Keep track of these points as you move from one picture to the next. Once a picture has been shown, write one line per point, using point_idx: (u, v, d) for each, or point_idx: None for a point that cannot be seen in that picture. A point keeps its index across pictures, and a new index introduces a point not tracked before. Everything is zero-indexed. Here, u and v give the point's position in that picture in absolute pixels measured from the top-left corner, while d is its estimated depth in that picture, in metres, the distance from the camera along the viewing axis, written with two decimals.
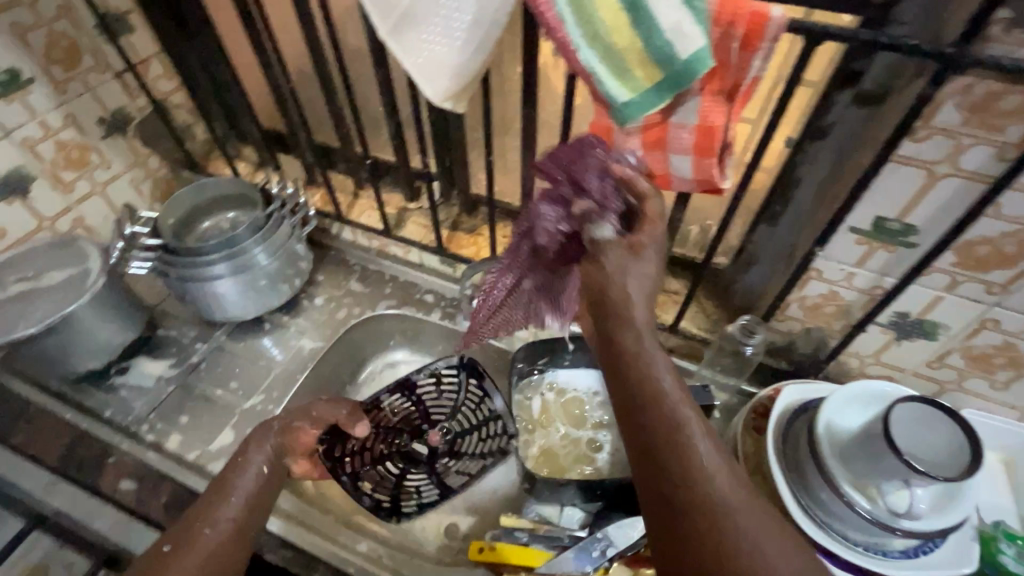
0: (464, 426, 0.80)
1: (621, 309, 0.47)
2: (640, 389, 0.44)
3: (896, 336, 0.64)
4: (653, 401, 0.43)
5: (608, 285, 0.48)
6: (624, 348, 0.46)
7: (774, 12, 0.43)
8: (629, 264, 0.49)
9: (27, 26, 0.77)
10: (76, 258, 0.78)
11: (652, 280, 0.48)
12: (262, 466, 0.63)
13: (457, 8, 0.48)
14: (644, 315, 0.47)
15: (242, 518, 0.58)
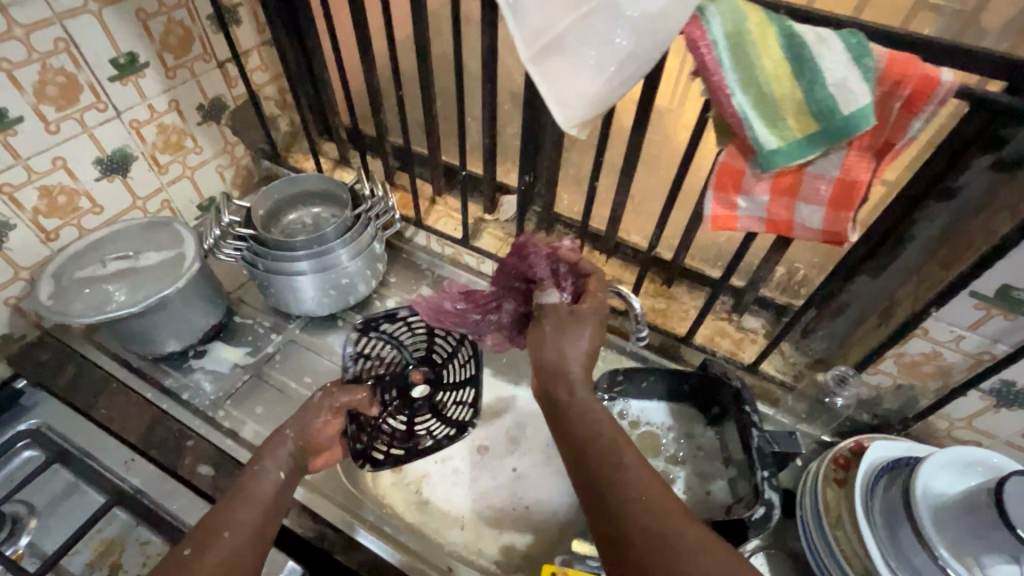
0: (440, 357, 0.84)
1: (563, 370, 0.58)
2: (584, 438, 0.53)
3: (996, 404, 0.63)
4: (593, 444, 0.52)
5: (549, 349, 0.60)
6: (565, 402, 0.57)
7: (944, 77, 0.43)
8: (565, 324, 0.61)
9: (150, 13, 0.79)
10: (171, 241, 0.80)
11: (585, 345, 0.60)
12: (279, 474, 0.60)
13: (615, 40, 0.48)
14: (579, 371, 0.58)
15: (263, 517, 0.55)
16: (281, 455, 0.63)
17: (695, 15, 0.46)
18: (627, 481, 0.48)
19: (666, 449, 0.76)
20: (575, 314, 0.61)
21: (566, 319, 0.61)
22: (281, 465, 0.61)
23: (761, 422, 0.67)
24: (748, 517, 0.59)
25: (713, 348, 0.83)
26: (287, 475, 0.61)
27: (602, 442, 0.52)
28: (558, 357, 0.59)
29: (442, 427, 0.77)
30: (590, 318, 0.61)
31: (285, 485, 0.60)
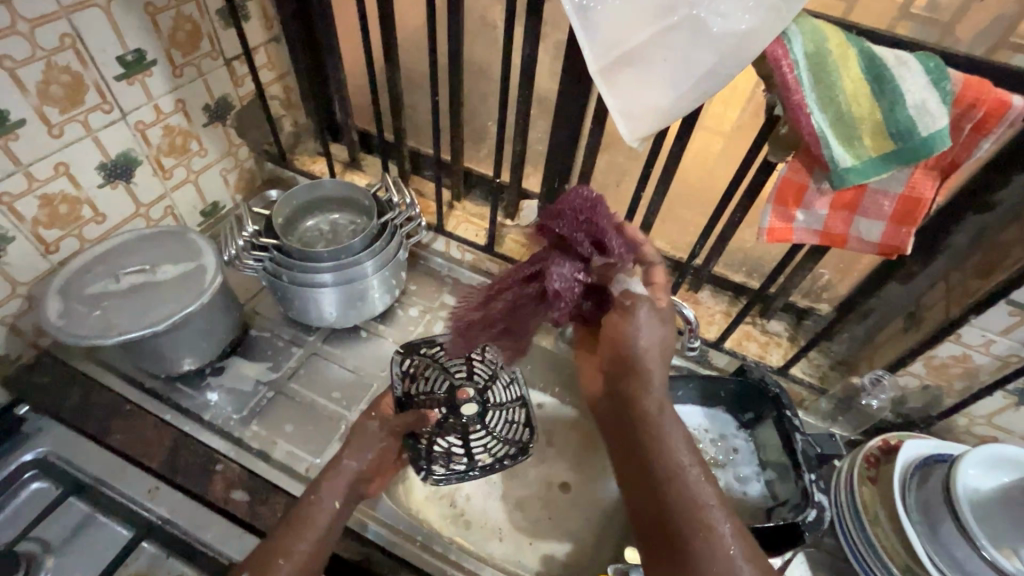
0: (484, 372, 0.83)
1: (643, 365, 0.55)
2: (658, 440, 0.51)
3: (1018, 402, 0.67)
4: (668, 449, 0.50)
5: (632, 345, 0.56)
6: (644, 411, 0.53)
7: (1016, 100, 0.44)
8: (650, 323, 0.57)
9: (159, 7, 0.73)
10: (187, 253, 0.75)
11: (666, 344, 0.56)
12: (333, 502, 0.62)
13: (692, 57, 0.48)
14: (659, 370, 0.55)
15: (317, 546, 0.58)
16: (338, 485, 0.64)
17: (778, 34, 0.46)
18: (696, 491, 0.48)
19: (705, 452, 0.76)
20: (660, 311, 0.57)
21: (652, 315, 0.57)
22: (337, 494, 0.63)
23: (803, 426, 0.70)
24: (803, 518, 0.62)
25: (742, 352, 0.84)
26: (342, 503, 0.63)
27: (677, 448, 0.51)
28: (641, 352, 0.55)
29: (497, 445, 0.78)
30: (667, 318, 0.58)
31: (339, 514, 0.62)
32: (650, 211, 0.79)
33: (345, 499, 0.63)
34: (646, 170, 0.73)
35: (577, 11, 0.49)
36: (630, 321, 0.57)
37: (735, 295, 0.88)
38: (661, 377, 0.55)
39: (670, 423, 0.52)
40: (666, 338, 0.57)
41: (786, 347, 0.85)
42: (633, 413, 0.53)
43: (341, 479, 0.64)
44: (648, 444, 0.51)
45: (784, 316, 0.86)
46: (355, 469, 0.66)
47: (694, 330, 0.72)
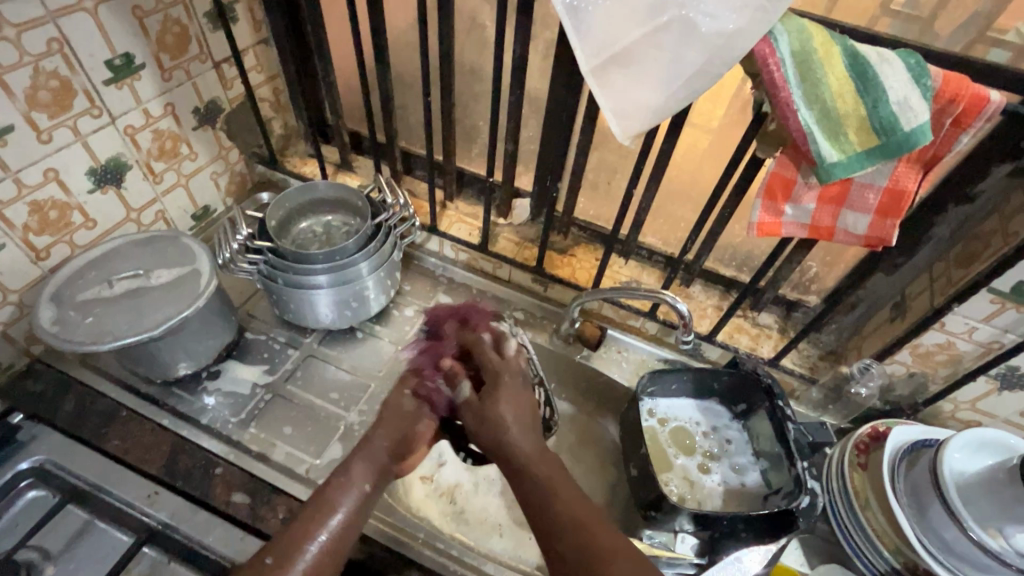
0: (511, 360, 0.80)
1: (504, 432, 0.62)
2: (534, 476, 0.57)
3: (999, 387, 0.69)
4: (540, 482, 0.56)
5: (493, 427, 0.63)
6: (522, 476, 0.58)
7: (993, 95, 0.46)
8: (494, 392, 0.66)
9: (147, 10, 0.73)
10: (181, 257, 0.75)
11: (520, 410, 0.64)
12: (364, 485, 0.61)
13: (681, 56, 0.49)
14: (512, 424, 0.63)
15: (344, 530, 0.57)
16: (370, 466, 0.63)
17: (765, 34, 0.47)
18: (555, 513, 0.53)
19: (700, 445, 0.78)
20: (493, 378, 0.67)
21: (496, 389, 0.66)
22: (366, 477, 0.62)
23: (794, 415, 0.72)
24: (797, 505, 0.63)
25: (734, 345, 0.86)
26: (371, 486, 0.62)
27: (549, 480, 0.57)
28: (493, 413, 0.64)
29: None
30: (516, 374, 0.68)
31: (369, 497, 0.61)
32: (641, 208, 0.80)
33: (375, 483, 0.62)
34: (638, 167, 0.74)
35: (569, 13, 0.49)
36: (476, 405, 0.66)
37: (725, 288, 0.90)
38: (518, 426, 0.63)
39: (535, 461, 0.59)
40: (517, 397, 0.66)
41: (777, 338, 0.86)
42: (507, 465, 0.60)
43: (371, 462, 0.63)
44: (529, 481, 0.57)
45: (774, 308, 0.88)
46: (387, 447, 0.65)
47: (689, 324, 0.76)
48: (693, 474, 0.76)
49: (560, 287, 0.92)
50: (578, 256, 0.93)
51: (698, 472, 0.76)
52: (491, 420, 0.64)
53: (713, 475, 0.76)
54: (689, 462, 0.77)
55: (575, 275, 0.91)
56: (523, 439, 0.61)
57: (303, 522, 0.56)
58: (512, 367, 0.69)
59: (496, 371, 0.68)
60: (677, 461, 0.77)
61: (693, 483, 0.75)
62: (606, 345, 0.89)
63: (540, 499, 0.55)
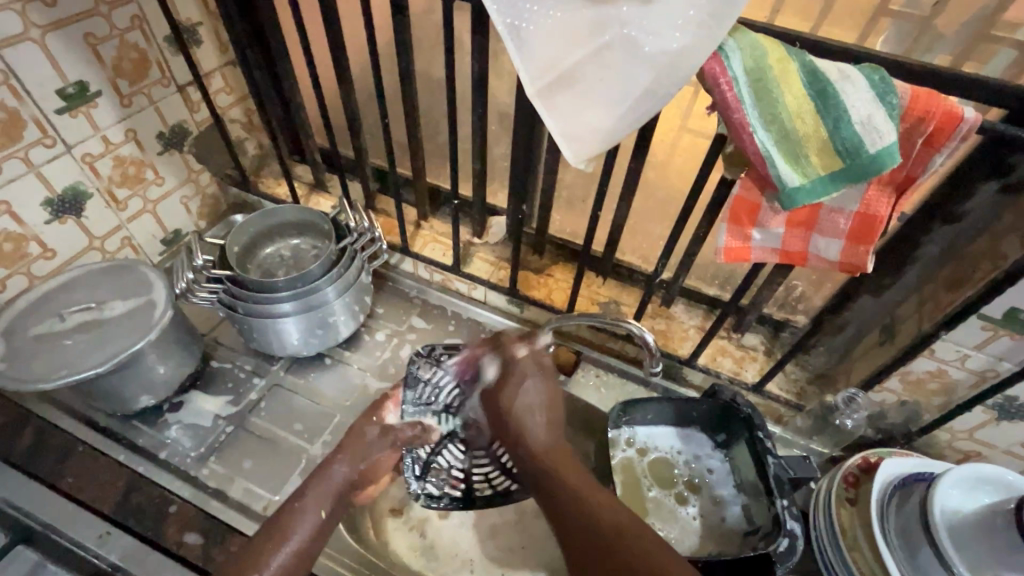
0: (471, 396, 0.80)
1: (522, 419, 0.67)
2: (539, 470, 0.63)
3: (998, 417, 0.64)
4: (552, 480, 0.61)
5: (520, 415, 0.67)
6: (559, 484, 0.61)
7: (968, 112, 0.42)
8: (527, 379, 0.69)
9: (100, 37, 0.72)
10: (138, 287, 0.73)
11: (540, 401, 0.68)
12: (320, 511, 0.62)
13: (627, 77, 0.46)
14: (540, 424, 0.67)
15: (303, 544, 0.60)
16: (327, 489, 0.64)
17: (715, 51, 0.44)
18: (589, 503, 0.58)
19: (681, 478, 0.74)
20: (542, 366, 0.70)
21: (532, 384, 0.69)
22: (325, 502, 0.63)
23: (775, 448, 0.68)
24: (775, 548, 0.59)
25: (717, 369, 0.82)
26: (328, 512, 0.63)
27: (568, 488, 0.60)
28: (512, 405, 0.68)
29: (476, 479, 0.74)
30: (541, 369, 0.70)
31: (325, 523, 0.62)
32: (614, 227, 0.76)
33: (332, 509, 0.63)
34: (606, 186, 0.70)
35: (508, 32, 0.46)
36: (496, 390, 0.70)
37: (709, 308, 0.85)
38: (541, 429, 0.66)
39: (545, 454, 0.64)
40: (542, 393, 0.69)
41: (762, 361, 0.82)
42: (526, 465, 0.65)
43: (328, 485, 0.64)
44: (541, 485, 0.62)
45: (760, 329, 0.83)
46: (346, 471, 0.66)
47: (655, 355, 0.73)
48: (667, 507, 0.72)
49: (536, 308, 0.88)
50: (555, 276, 0.90)
51: (674, 504, 0.72)
52: (516, 426, 0.67)
53: (690, 507, 0.72)
54: (665, 496, 0.73)
55: (551, 296, 0.88)
56: (535, 434, 0.66)
57: (256, 549, 0.58)
58: (525, 362, 0.70)
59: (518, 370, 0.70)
60: (652, 494, 0.73)
61: (670, 517, 0.71)
62: (584, 368, 0.86)
63: (549, 495, 0.61)
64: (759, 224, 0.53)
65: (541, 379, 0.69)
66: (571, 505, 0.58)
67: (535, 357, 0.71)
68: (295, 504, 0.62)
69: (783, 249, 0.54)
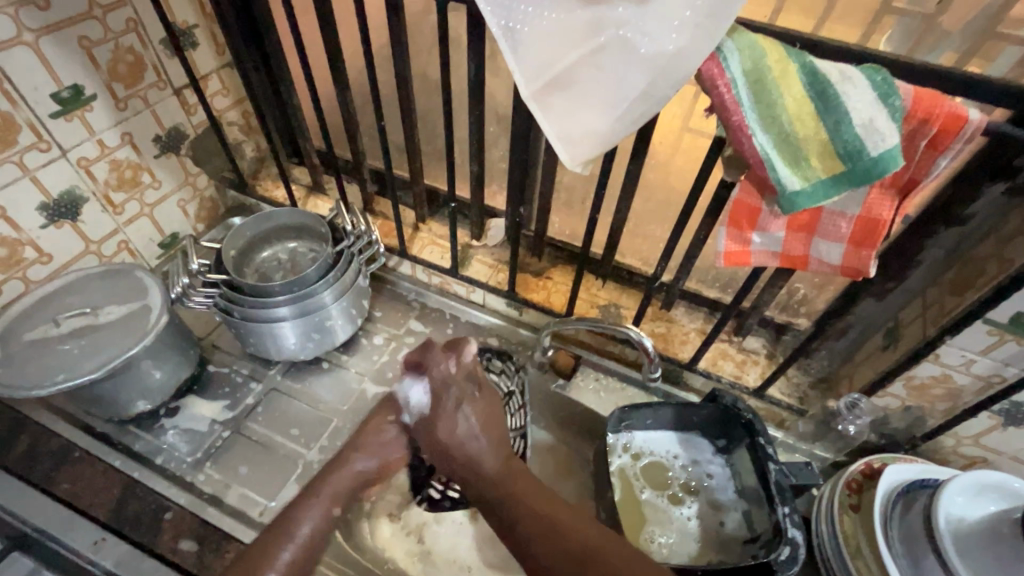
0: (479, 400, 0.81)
1: (460, 449, 0.65)
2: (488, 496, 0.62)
3: (1004, 423, 0.63)
4: (506, 500, 0.61)
5: (449, 446, 0.66)
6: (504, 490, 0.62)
7: (972, 114, 0.41)
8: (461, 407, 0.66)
9: (95, 40, 0.71)
10: (133, 292, 0.73)
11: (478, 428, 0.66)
12: (329, 509, 0.63)
13: (624, 79, 0.45)
14: (484, 451, 0.65)
15: (315, 536, 0.61)
16: (340, 489, 0.65)
17: (713, 52, 0.43)
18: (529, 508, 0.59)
19: (676, 481, 0.73)
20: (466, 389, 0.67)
21: (473, 415, 0.66)
22: (338, 499, 0.65)
23: (776, 454, 0.67)
24: (775, 557, 0.58)
25: (718, 373, 0.81)
26: (339, 509, 0.65)
27: (527, 507, 0.59)
28: (449, 440, 0.66)
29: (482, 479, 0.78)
30: (468, 390, 0.67)
31: (333, 520, 0.63)
32: (613, 230, 0.75)
33: (342, 507, 0.65)
34: (605, 188, 0.69)
35: (503, 35, 0.46)
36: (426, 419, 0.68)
37: (709, 311, 0.84)
38: (488, 456, 0.64)
39: (497, 477, 0.63)
40: (485, 416, 0.67)
41: (764, 365, 0.81)
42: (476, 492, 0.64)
43: (343, 480, 0.66)
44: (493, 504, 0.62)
45: (761, 332, 0.82)
46: (360, 469, 0.67)
47: (654, 359, 0.72)
48: (662, 510, 0.71)
49: (536, 312, 0.87)
50: (554, 279, 0.89)
51: (668, 506, 0.71)
52: (460, 455, 0.65)
53: (685, 508, 0.71)
54: (658, 498, 0.72)
55: (550, 299, 0.87)
56: (487, 458, 0.64)
57: (265, 542, 0.59)
58: (459, 383, 0.67)
59: (457, 404, 0.66)
60: (645, 497, 0.72)
61: (668, 522, 0.70)
62: (584, 372, 0.85)
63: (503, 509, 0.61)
64: (761, 228, 0.52)
65: (473, 405, 0.67)
66: (529, 515, 0.58)
67: (465, 375, 0.68)
68: (310, 497, 0.63)
69: (784, 252, 0.53)
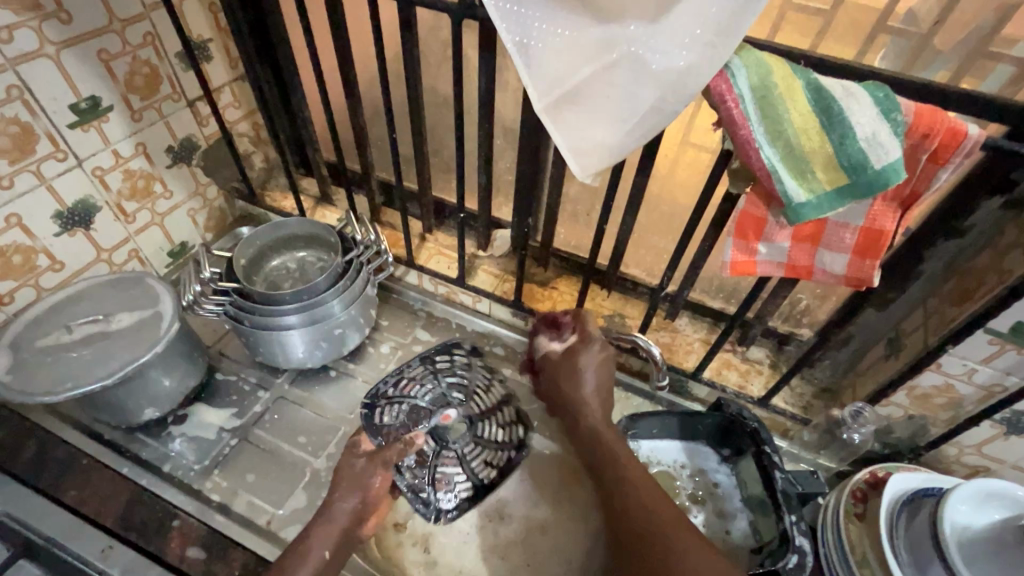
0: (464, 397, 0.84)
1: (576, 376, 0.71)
2: (602, 451, 0.64)
3: (1006, 431, 0.63)
4: (597, 449, 0.65)
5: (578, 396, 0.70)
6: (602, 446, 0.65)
7: (971, 129, 0.43)
8: (586, 358, 0.71)
9: (113, 53, 0.73)
10: (145, 300, 0.74)
11: (604, 392, 0.70)
12: (324, 551, 0.61)
13: (634, 93, 0.46)
14: (595, 399, 0.70)
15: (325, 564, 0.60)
16: (332, 529, 0.63)
17: (721, 69, 0.45)
18: (619, 466, 0.62)
19: (684, 490, 0.73)
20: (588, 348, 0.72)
21: (595, 373, 0.71)
22: (327, 543, 0.62)
23: (782, 462, 0.67)
24: (783, 565, 0.58)
25: (722, 382, 0.81)
26: (332, 551, 0.62)
27: (609, 457, 0.63)
28: (574, 372, 0.71)
29: (479, 465, 0.80)
30: (596, 356, 0.72)
31: (329, 564, 0.61)
32: (619, 242, 0.76)
33: (336, 548, 0.62)
34: (612, 200, 0.71)
35: (518, 50, 0.47)
36: (565, 362, 0.73)
37: (714, 321, 0.85)
38: (597, 402, 0.69)
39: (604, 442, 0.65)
40: (595, 366, 0.71)
41: (767, 375, 0.81)
42: (579, 433, 0.68)
43: (334, 525, 0.63)
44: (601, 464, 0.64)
45: (765, 342, 0.83)
46: (350, 510, 0.65)
47: (662, 368, 0.73)
48: None
49: None
50: (560, 289, 0.89)
51: None
52: (571, 395, 0.70)
53: (692, 517, 0.72)
54: None
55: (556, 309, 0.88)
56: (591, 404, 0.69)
57: None
58: (589, 348, 0.72)
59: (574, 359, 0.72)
60: None
61: None
62: None
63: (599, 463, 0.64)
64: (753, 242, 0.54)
65: (592, 365, 0.71)
66: (620, 479, 0.61)
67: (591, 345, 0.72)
68: (299, 547, 0.61)
69: (789, 262, 0.55)
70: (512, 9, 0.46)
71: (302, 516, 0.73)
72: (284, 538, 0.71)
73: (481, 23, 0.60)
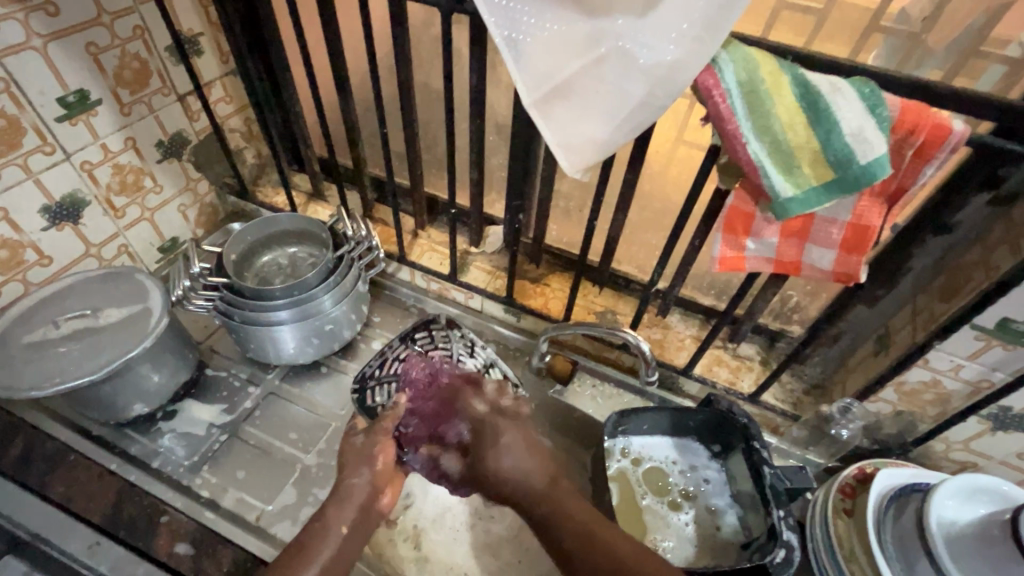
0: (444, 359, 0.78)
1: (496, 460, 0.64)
2: (542, 512, 0.59)
3: (993, 427, 0.64)
4: (551, 517, 0.58)
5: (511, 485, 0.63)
6: (544, 512, 0.59)
7: (956, 125, 0.43)
8: (500, 426, 0.67)
9: (102, 46, 0.72)
10: (134, 295, 0.74)
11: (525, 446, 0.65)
12: (342, 526, 0.59)
13: (622, 88, 0.46)
14: (527, 469, 0.63)
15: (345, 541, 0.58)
16: (348, 505, 0.60)
17: (709, 64, 0.45)
18: (565, 528, 0.56)
19: (675, 487, 0.73)
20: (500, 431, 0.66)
21: (515, 441, 0.65)
22: (345, 518, 0.59)
23: (772, 458, 0.67)
24: (770, 560, 0.59)
25: (713, 379, 0.82)
26: (350, 528, 0.60)
27: (555, 508, 0.59)
28: (492, 463, 0.64)
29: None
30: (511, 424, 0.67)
31: (348, 541, 0.58)
32: (610, 238, 0.76)
33: (354, 525, 0.60)
34: (603, 196, 0.71)
35: (506, 45, 0.47)
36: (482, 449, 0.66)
37: (705, 318, 0.85)
38: (535, 476, 0.62)
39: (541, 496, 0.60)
40: (517, 440, 0.65)
41: (758, 371, 0.82)
42: (519, 504, 0.62)
43: (350, 503, 0.60)
44: (544, 521, 0.59)
45: (755, 339, 0.84)
46: (366, 484, 0.63)
47: (652, 364, 0.73)
48: (661, 516, 0.72)
49: (533, 318, 0.88)
50: (552, 285, 0.89)
51: (667, 512, 0.72)
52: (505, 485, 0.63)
53: (683, 513, 0.72)
54: (659, 504, 0.73)
55: (548, 305, 0.88)
56: (529, 473, 0.62)
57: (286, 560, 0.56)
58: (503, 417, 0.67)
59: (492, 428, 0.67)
60: (646, 503, 0.73)
61: (667, 526, 0.71)
62: (581, 378, 0.87)
63: (548, 533, 0.58)
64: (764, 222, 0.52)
65: (511, 434, 0.65)
66: (568, 529, 0.56)
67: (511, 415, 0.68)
68: (317, 526, 0.58)
69: (779, 258, 0.55)
70: (500, 3, 0.46)
71: (292, 512, 0.73)
72: (274, 534, 0.71)
73: (472, 19, 0.60)
